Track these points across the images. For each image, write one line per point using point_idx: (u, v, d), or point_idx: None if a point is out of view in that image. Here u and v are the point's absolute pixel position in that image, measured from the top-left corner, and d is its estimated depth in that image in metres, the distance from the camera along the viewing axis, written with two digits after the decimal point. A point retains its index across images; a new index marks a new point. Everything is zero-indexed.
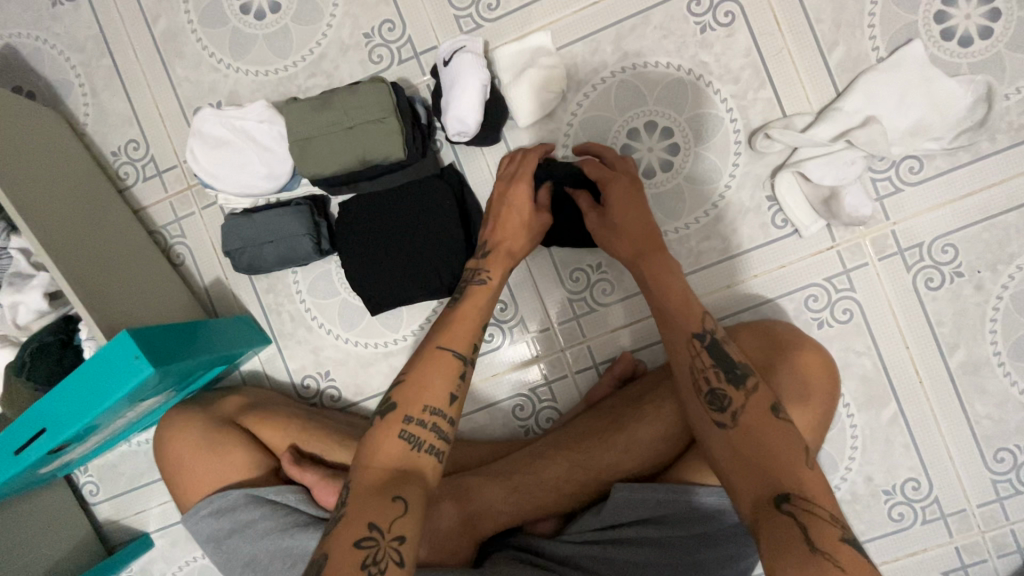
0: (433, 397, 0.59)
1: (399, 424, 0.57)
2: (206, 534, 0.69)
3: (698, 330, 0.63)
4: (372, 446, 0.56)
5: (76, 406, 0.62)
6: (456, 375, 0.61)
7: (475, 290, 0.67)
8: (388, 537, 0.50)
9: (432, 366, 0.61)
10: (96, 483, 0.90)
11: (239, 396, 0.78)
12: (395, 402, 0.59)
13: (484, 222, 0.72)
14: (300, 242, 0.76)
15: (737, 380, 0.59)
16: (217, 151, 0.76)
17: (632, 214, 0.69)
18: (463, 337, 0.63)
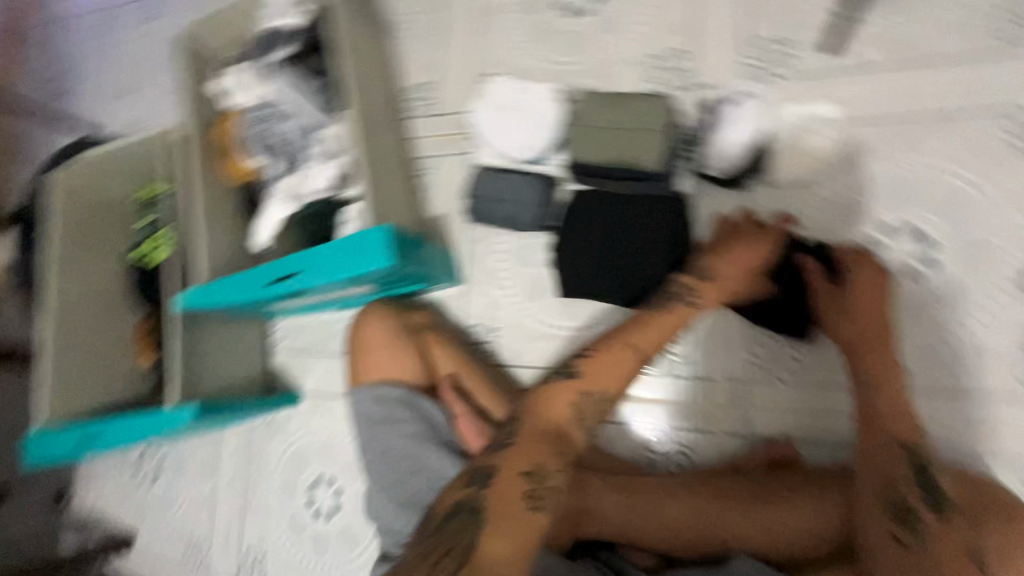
0: (605, 384, 0.67)
1: (573, 392, 0.66)
2: (365, 412, 0.80)
3: (914, 452, 0.63)
4: (546, 400, 0.65)
5: (330, 267, 0.78)
6: (630, 373, 0.69)
7: (676, 308, 0.72)
8: (544, 484, 0.58)
9: (616, 357, 0.69)
10: (278, 336, 1.05)
11: (424, 314, 0.89)
12: (578, 371, 0.67)
13: (706, 249, 0.76)
14: (529, 210, 0.85)
15: (936, 507, 0.59)
16: (502, 114, 0.87)
17: (869, 309, 0.71)
18: (653, 338, 0.71)
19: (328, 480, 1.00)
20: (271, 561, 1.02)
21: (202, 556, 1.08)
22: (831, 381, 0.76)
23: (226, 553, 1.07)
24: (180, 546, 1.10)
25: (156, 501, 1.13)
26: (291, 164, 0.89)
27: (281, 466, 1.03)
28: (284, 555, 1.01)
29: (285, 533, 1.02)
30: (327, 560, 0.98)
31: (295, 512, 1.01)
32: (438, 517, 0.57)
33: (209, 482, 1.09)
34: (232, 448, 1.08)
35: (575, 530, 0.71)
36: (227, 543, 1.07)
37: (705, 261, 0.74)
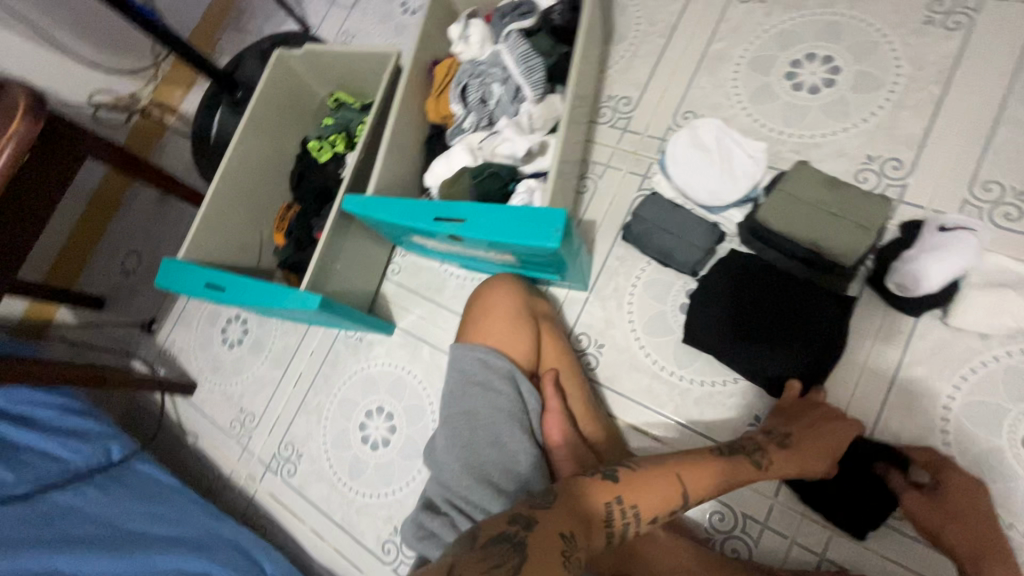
0: (644, 501, 0.63)
1: (610, 496, 0.62)
2: (466, 370, 0.82)
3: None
4: (582, 491, 0.62)
5: (493, 225, 0.78)
6: (668, 507, 0.65)
7: (738, 461, 0.70)
8: (569, 557, 0.54)
9: (664, 479, 0.65)
10: (398, 268, 1.11)
11: (546, 307, 0.91)
12: (618, 478, 0.65)
13: (787, 420, 0.75)
14: (689, 253, 0.85)
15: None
16: (697, 150, 0.87)
17: (968, 511, 0.67)
18: (701, 483, 0.66)
19: (386, 414, 1.03)
20: (305, 463, 1.06)
21: (244, 431, 1.14)
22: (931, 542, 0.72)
23: (266, 438, 1.11)
24: (229, 414, 1.16)
25: (226, 365, 1.20)
26: (486, 122, 0.94)
27: (349, 383, 1.08)
28: (319, 463, 1.05)
29: (327, 444, 1.06)
30: (356, 485, 1.01)
31: (344, 429, 1.05)
32: (482, 538, 0.54)
33: (279, 369, 1.15)
34: (313, 348, 1.13)
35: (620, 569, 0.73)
36: (270, 430, 1.11)
37: (782, 427, 0.74)
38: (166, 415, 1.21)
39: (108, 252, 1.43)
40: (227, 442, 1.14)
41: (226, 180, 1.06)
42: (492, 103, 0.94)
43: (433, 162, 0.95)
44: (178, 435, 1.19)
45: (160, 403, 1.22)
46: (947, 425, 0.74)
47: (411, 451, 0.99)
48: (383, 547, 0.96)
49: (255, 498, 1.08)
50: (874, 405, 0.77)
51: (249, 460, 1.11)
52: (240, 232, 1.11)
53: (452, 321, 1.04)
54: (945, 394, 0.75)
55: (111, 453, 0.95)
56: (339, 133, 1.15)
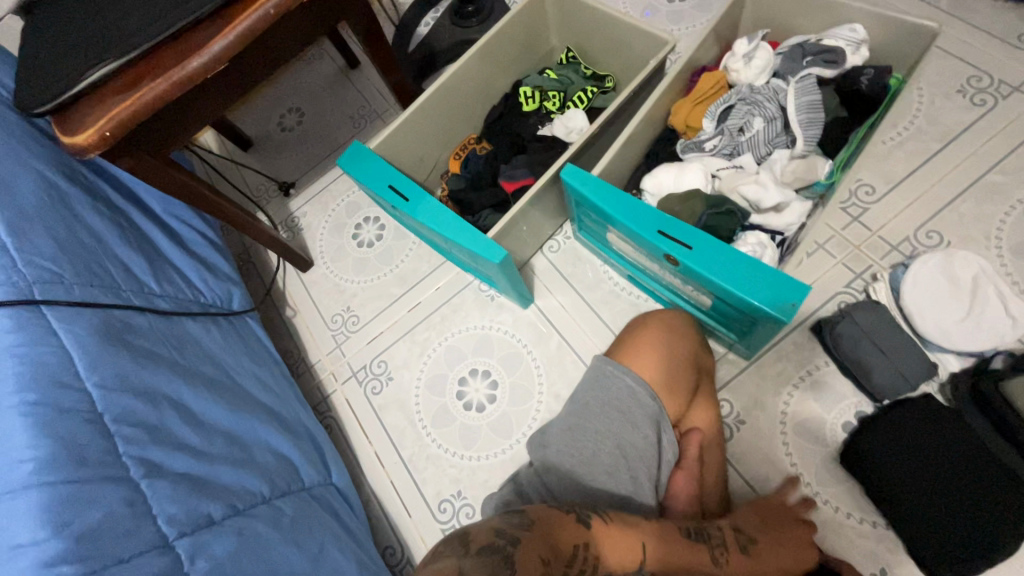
0: (607, 555, 0.54)
1: (579, 534, 0.54)
2: (612, 391, 0.77)
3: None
4: (551, 521, 0.53)
5: (722, 266, 0.72)
6: (626, 574, 0.55)
7: (703, 549, 0.63)
8: None
9: (625, 531, 0.58)
10: (559, 248, 1.06)
11: (707, 360, 0.85)
12: (584, 520, 0.56)
13: (756, 526, 0.72)
14: (886, 379, 0.79)
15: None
16: (950, 283, 0.82)
17: None
18: (664, 557, 0.59)
19: (491, 381, 1.00)
20: (392, 389, 1.05)
21: (343, 330, 1.13)
22: None
23: (362, 347, 1.10)
24: (334, 307, 1.16)
25: (348, 260, 1.19)
26: (729, 153, 0.88)
27: (464, 334, 1.05)
28: (406, 396, 1.04)
29: (420, 382, 1.04)
30: (435, 434, 0.99)
31: (443, 376, 1.03)
32: (472, 547, 0.44)
33: (401, 288, 1.13)
34: (441, 284, 1.11)
35: None
36: (369, 342, 1.10)
37: (749, 530, 0.70)
38: (273, 279, 1.21)
39: (273, 102, 1.42)
40: (323, 332, 1.14)
41: (440, 92, 1.02)
42: (747, 136, 0.86)
43: (657, 168, 0.88)
44: (278, 303, 1.19)
45: (272, 267, 1.22)
46: None
47: (503, 428, 0.96)
48: (439, 504, 0.95)
49: (329, 397, 1.08)
50: None
51: (338, 359, 1.11)
52: (425, 145, 1.08)
53: (592, 325, 1.00)
54: None
55: (230, 298, 0.96)
56: (558, 91, 1.09)
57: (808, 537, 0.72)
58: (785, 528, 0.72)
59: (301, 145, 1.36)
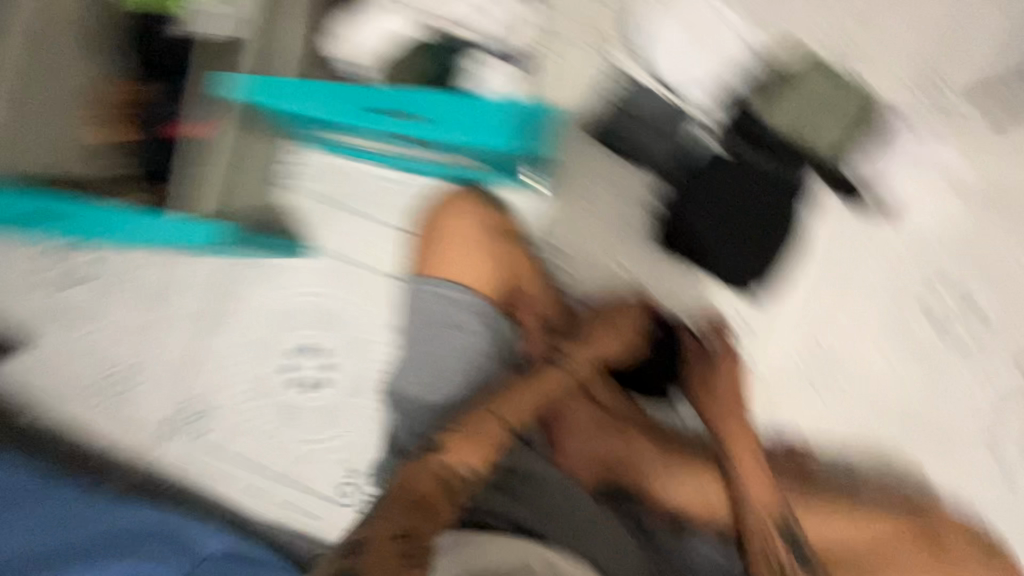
0: (473, 454, 0.57)
1: (439, 462, 0.56)
2: (424, 308, 0.70)
3: (775, 507, 0.67)
4: (406, 476, 0.54)
5: None
6: (495, 451, 0.59)
7: (552, 372, 0.68)
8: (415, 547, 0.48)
9: (480, 420, 0.60)
10: (298, 170, 0.86)
11: (501, 218, 0.76)
12: (438, 445, 0.58)
13: (590, 318, 0.75)
14: (659, 147, 0.76)
15: (804, 560, 0.64)
16: (674, 17, 0.74)
17: (733, 386, 0.74)
18: (521, 409, 0.63)
19: (315, 350, 0.87)
20: (220, 417, 0.90)
21: (127, 389, 0.92)
22: None
23: (160, 394, 0.91)
24: (98, 371, 0.92)
25: (72, 312, 0.92)
26: None
27: (256, 319, 0.88)
28: (239, 415, 0.89)
29: (244, 391, 0.89)
30: (290, 431, 0.88)
31: (264, 373, 0.88)
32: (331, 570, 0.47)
33: (154, 311, 0.89)
34: (195, 282, 0.88)
35: (608, 476, 0.72)
36: (163, 385, 0.91)
37: (584, 326, 0.74)
38: (12, 379, 0.95)
39: None
40: (110, 403, 0.93)
41: None
42: None
43: None
44: (38, 402, 0.95)
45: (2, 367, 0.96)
46: None
47: (353, 389, 0.86)
48: (337, 490, 0.87)
49: (166, 460, 0.93)
50: None
51: (146, 421, 0.92)
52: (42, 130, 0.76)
53: (377, 234, 0.84)
54: None
55: None
56: None
57: (631, 306, 0.76)
58: (615, 315, 0.74)
59: None
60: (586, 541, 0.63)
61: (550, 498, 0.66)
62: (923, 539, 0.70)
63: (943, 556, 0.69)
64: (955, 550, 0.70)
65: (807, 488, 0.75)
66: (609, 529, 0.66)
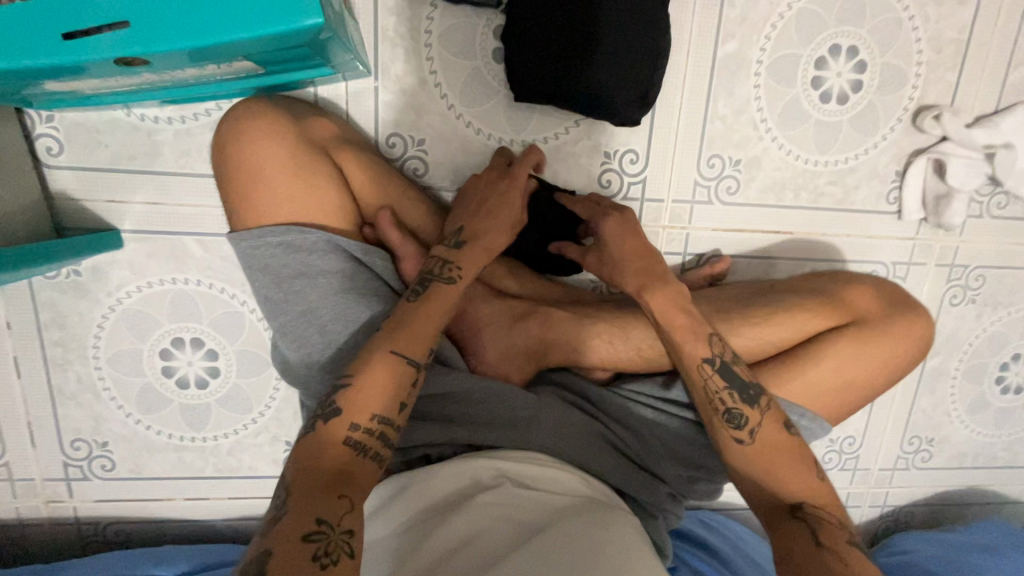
0: (380, 405, 0.51)
1: (345, 428, 0.49)
2: (270, 265, 0.57)
3: (707, 354, 0.62)
4: (308, 452, 0.48)
5: (192, 13, 0.45)
6: (404, 395, 0.53)
7: (442, 288, 0.59)
8: (339, 531, 0.43)
9: (377, 365, 0.52)
10: (61, 141, 0.67)
11: (330, 121, 0.62)
12: (337, 407, 0.50)
13: (465, 211, 0.64)
14: None
15: (750, 399, 0.60)
16: None
17: (631, 247, 0.66)
18: (419, 335, 0.55)
19: (192, 342, 0.76)
20: (120, 448, 0.78)
21: None
22: (759, 201, 0.80)
23: (34, 452, 0.77)
24: None
25: None
26: None
27: (106, 332, 0.74)
28: (140, 438, 0.78)
29: (132, 413, 0.77)
30: (206, 433, 0.79)
31: (145, 386, 0.76)
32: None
33: None
34: (5, 318, 0.72)
35: (538, 363, 0.70)
36: (33, 441, 0.77)
37: (463, 220, 0.64)
38: None
39: None
40: None
41: None
42: None
43: None
44: None
45: None
46: (760, 92, 0.75)
47: (253, 365, 0.77)
48: None
49: (80, 516, 0.81)
50: (701, 96, 0.75)
51: (31, 487, 0.78)
52: None
53: (201, 190, 0.70)
54: (756, 60, 0.74)
55: None
56: None
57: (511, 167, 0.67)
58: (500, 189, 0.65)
59: None
60: (531, 436, 0.64)
61: (486, 408, 0.65)
62: (878, 317, 0.64)
63: (892, 325, 0.64)
64: (912, 314, 0.64)
65: (748, 300, 0.68)
66: (552, 407, 0.66)
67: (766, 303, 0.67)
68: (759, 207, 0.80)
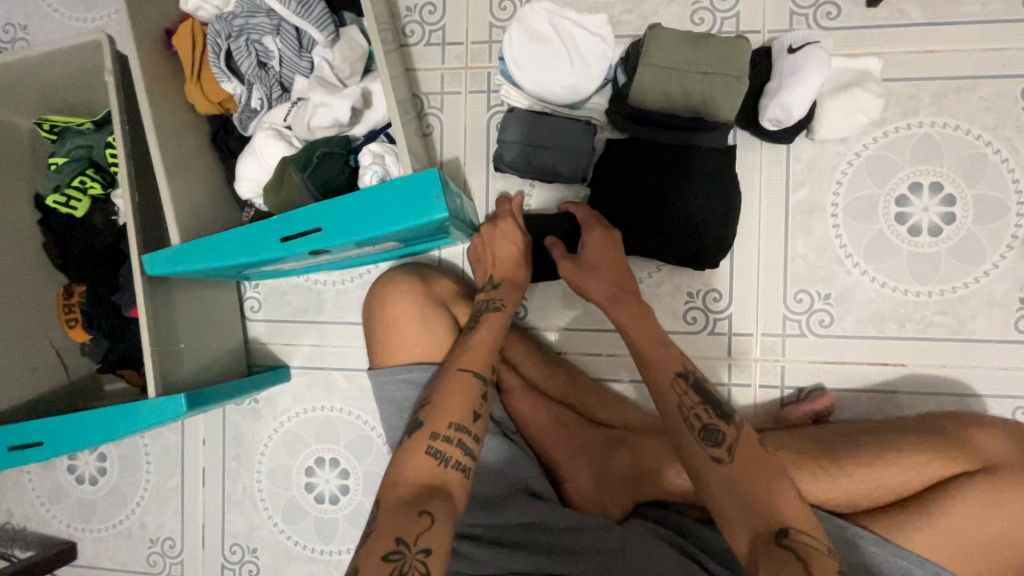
0: (457, 415, 0.61)
1: (425, 439, 0.59)
2: (396, 397, 0.71)
3: (681, 369, 0.64)
4: (399, 465, 0.59)
5: (362, 218, 0.63)
6: (471, 403, 0.62)
7: (490, 316, 0.69)
8: (414, 550, 0.51)
9: (450, 380, 0.64)
10: (260, 301, 0.90)
11: (448, 282, 0.78)
12: (419, 421, 0.61)
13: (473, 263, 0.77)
14: (574, 158, 0.77)
15: (725, 416, 0.60)
16: (537, 45, 0.75)
17: (605, 257, 0.72)
18: (480, 356, 0.66)
19: (331, 462, 0.89)
20: (265, 555, 0.91)
21: (172, 560, 0.93)
22: (857, 333, 0.79)
23: (204, 553, 0.93)
24: (141, 551, 0.94)
25: (101, 505, 0.95)
26: (280, 91, 0.74)
27: (270, 450, 0.91)
28: (281, 547, 0.91)
29: (278, 522, 0.91)
30: (333, 546, 0.89)
31: (291, 500, 0.90)
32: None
33: (175, 475, 0.93)
34: (203, 435, 0.92)
35: (635, 493, 0.72)
36: (204, 545, 0.93)
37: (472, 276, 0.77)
38: None
39: None
40: None
41: None
42: (276, 63, 0.73)
43: (238, 166, 0.73)
44: None
45: None
46: (840, 229, 0.79)
47: (376, 484, 0.88)
48: None
49: None
50: (779, 238, 0.80)
51: None
52: (18, 350, 0.82)
53: (352, 334, 0.88)
54: (831, 203, 0.79)
55: None
56: (86, 170, 0.84)
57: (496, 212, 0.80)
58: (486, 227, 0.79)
59: None
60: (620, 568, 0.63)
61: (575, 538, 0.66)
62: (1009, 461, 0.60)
63: None
64: None
65: (858, 437, 0.66)
66: (642, 541, 0.65)
67: (873, 443, 0.64)
68: (859, 339, 0.79)
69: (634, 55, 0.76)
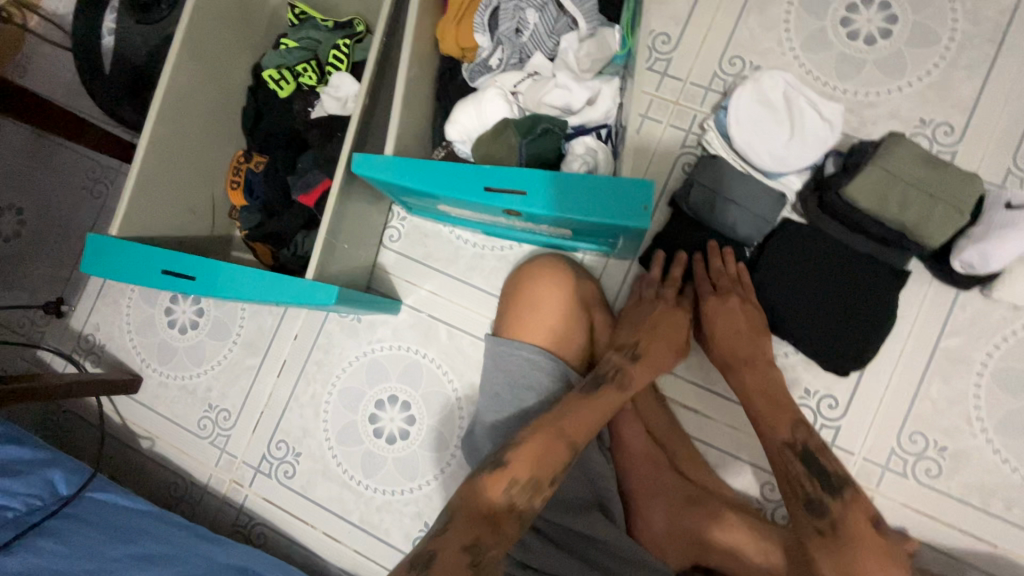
0: (541, 467, 0.57)
1: (507, 476, 0.55)
2: (513, 369, 0.72)
3: (790, 438, 0.64)
4: (476, 487, 0.55)
5: (566, 196, 0.65)
6: (562, 463, 0.58)
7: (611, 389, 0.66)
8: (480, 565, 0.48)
9: (545, 434, 0.59)
10: (401, 234, 0.94)
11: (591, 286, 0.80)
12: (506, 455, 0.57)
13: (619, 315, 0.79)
14: (753, 223, 0.78)
15: (834, 489, 0.59)
16: (763, 108, 0.78)
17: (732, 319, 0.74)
18: (585, 426, 0.61)
19: (402, 404, 0.91)
20: (306, 464, 0.93)
21: (219, 432, 0.96)
22: (958, 495, 0.77)
23: (251, 438, 0.95)
24: (195, 411, 0.98)
25: (179, 355, 0.99)
26: (517, 60, 0.78)
27: (350, 370, 0.94)
28: (323, 462, 0.93)
29: (330, 439, 0.93)
30: (372, 482, 0.91)
31: (351, 423, 0.92)
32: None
33: (256, 356, 0.97)
34: (296, 332, 0.96)
35: (700, 558, 0.71)
36: (254, 431, 0.95)
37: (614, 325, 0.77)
38: (108, 416, 1.00)
39: None
40: (199, 445, 0.97)
41: (163, 121, 0.79)
42: (527, 35, 0.77)
43: (455, 109, 0.77)
44: (128, 440, 1.00)
45: (97, 406, 1.00)
46: (980, 389, 0.78)
47: (436, 441, 0.89)
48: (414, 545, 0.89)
49: (244, 505, 0.95)
50: (916, 374, 0.79)
51: (231, 464, 0.95)
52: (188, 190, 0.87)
53: (470, 296, 0.91)
54: (980, 361, 0.78)
55: (55, 486, 0.80)
56: (308, 60, 0.90)
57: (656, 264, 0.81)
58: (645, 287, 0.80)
59: (40, 252, 1.04)
60: None
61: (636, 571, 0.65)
62: None
63: None
64: None
65: None
66: None
67: None
68: (959, 501, 0.77)
69: (855, 152, 0.78)
